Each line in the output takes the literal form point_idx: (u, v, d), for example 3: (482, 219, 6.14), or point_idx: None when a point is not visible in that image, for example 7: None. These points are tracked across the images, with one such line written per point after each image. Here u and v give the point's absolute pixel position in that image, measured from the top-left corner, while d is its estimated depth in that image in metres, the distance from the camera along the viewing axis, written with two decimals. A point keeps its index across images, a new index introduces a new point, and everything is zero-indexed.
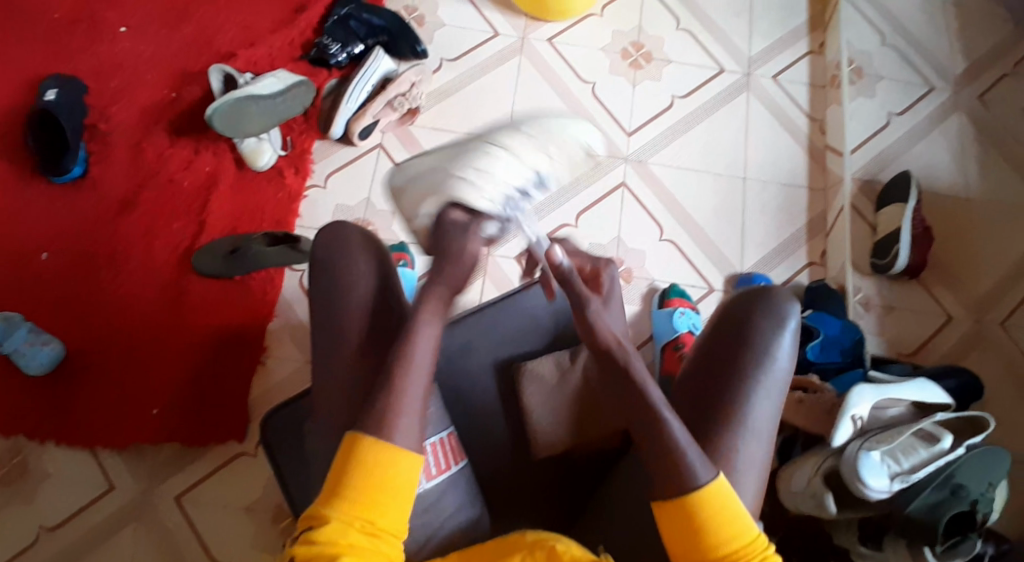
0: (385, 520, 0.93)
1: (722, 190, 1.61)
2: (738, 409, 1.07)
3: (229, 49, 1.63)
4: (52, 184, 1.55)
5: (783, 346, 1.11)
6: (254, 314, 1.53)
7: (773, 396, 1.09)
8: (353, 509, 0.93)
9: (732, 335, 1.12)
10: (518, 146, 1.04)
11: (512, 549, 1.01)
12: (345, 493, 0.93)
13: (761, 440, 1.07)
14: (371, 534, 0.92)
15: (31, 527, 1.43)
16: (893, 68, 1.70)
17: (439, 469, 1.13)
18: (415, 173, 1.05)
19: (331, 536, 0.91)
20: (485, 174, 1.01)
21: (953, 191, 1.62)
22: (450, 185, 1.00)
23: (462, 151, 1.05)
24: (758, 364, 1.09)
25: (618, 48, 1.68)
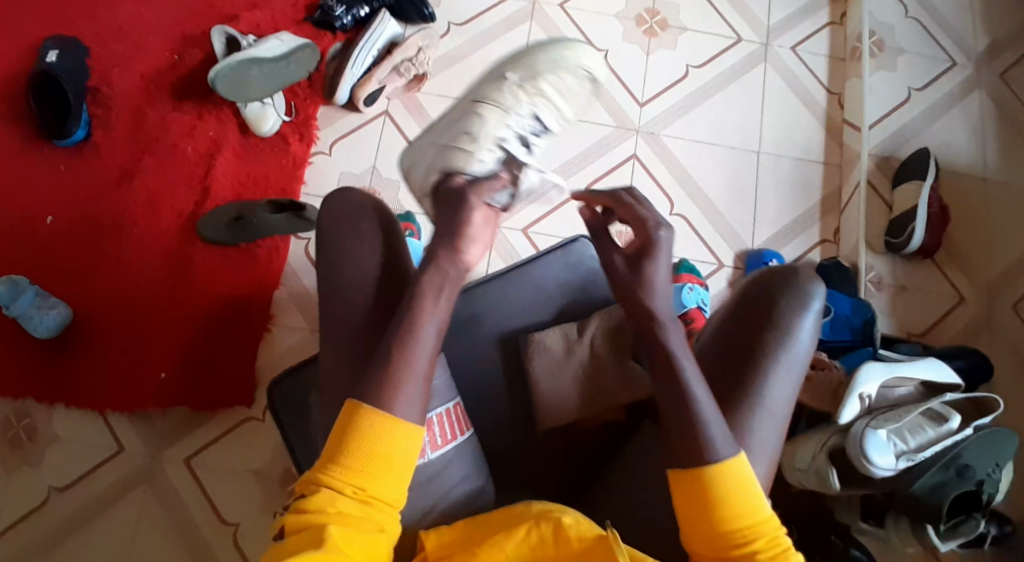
0: (378, 489, 0.92)
1: (735, 164, 1.58)
2: (757, 389, 1.07)
3: (233, 11, 1.59)
4: (54, 149, 1.53)
5: (806, 326, 1.10)
6: (259, 282, 1.53)
7: (792, 376, 1.09)
8: (349, 477, 0.92)
9: (755, 314, 1.11)
10: (500, 102, 1.13)
11: (516, 521, 0.98)
12: (342, 460, 0.92)
13: (775, 421, 1.07)
14: (363, 502, 0.91)
15: (41, 487, 1.44)
16: (914, 42, 1.64)
17: (445, 440, 1.12)
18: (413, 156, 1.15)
19: (324, 503, 0.91)
20: (474, 137, 1.10)
21: (972, 170, 1.58)
22: (446, 154, 1.09)
23: (450, 124, 1.13)
24: (779, 344, 1.09)
25: (632, 15, 1.63)
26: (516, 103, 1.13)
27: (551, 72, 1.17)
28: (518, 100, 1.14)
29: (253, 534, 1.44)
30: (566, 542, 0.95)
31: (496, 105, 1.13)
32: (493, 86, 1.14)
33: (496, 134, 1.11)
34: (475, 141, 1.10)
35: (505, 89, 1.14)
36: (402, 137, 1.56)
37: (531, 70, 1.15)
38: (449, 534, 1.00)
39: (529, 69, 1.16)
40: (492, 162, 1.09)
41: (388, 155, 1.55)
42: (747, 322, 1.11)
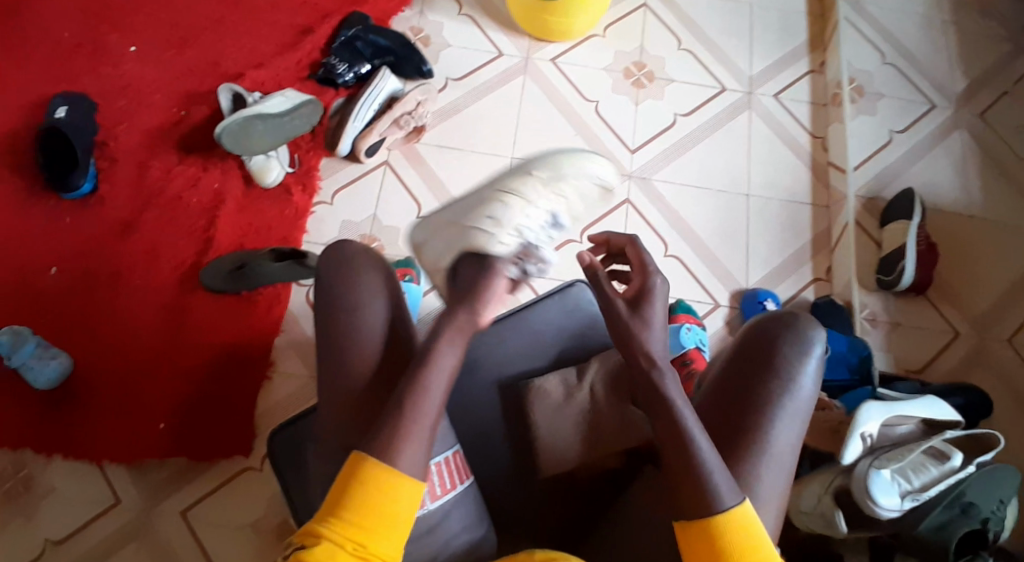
0: (378, 546, 0.94)
1: (726, 207, 1.62)
2: (760, 435, 1.09)
3: (239, 70, 1.66)
4: (61, 202, 1.56)
5: (807, 373, 1.12)
6: (259, 329, 1.54)
7: (796, 422, 1.11)
8: (346, 531, 0.93)
9: (754, 360, 1.13)
10: (528, 198, 1.10)
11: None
12: (341, 515, 0.94)
13: (781, 467, 1.10)
14: (364, 558, 0.93)
15: (36, 541, 1.41)
16: (893, 86, 1.72)
17: (444, 489, 1.11)
18: (424, 231, 1.15)
19: (324, 557, 0.92)
20: (498, 222, 1.08)
21: (957, 207, 1.62)
22: (466, 235, 1.08)
23: (473, 205, 1.10)
24: (783, 390, 1.11)
25: (620, 68, 1.70)
26: (542, 200, 1.11)
27: (573, 176, 1.16)
28: (541, 194, 1.12)
29: None
30: None
31: (523, 198, 1.10)
32: (529, 181, 1.13)
33: (520, 225, 1.08)
34: (498, 226, 1.08)
35: (531, 185, 1.12)
36: (402, 187, 1.60)
37: (557, 170, 1.13)
38: None
39: (555, 166, 1.14)
40: (513, 256, 1.11)
41: (387, 204, 1.59)
42: (746, 367, 1.13)
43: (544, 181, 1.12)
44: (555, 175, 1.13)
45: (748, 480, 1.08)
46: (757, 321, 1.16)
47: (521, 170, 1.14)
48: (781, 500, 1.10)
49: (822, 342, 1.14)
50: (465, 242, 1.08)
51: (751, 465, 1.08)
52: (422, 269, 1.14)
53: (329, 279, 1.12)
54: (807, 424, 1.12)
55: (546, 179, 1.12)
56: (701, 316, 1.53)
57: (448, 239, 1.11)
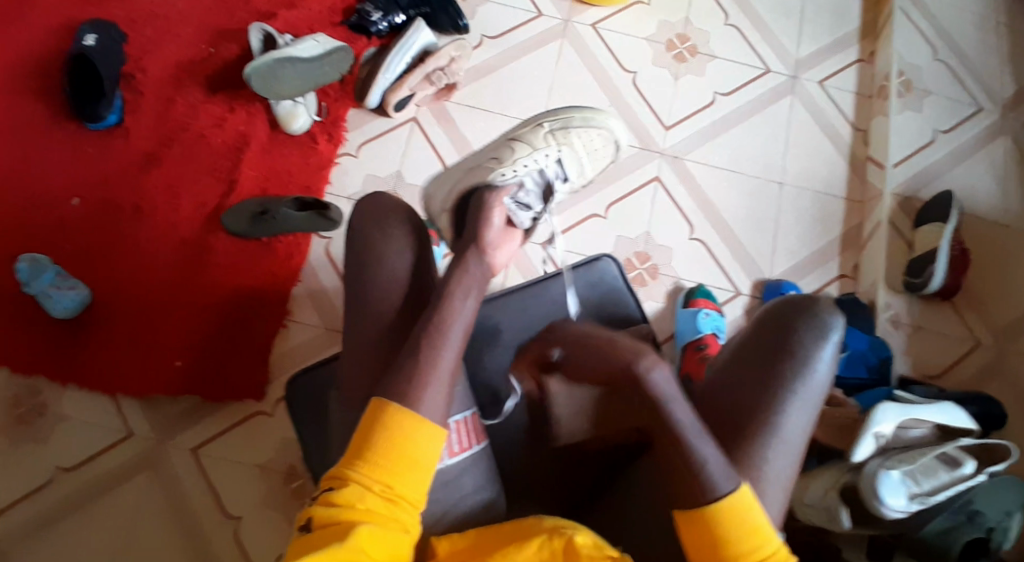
0: (402, 487, 0.97)
1: (757, 192, 1.58)
2: (772, 415, 1.09)
3: (271, 9, 1.62)
4: (84, 131, 1.54)
5: (823, 358, 1.11)
6: (277, 276, 1.52)
7: (808, 407, 1.10)
8: (373, 474, 0.97)
9: (772, 338, 1.13)
10: (532, 142, 1.23)
11: (528, 533, 1.02)
12: (368, 458, 0.97)
13: (788, 450, 1.09)
14: (389, 500, 0.96)
15: (45, 467, 1.43)
16: (942, 84, 1.66)
17: (460, 447, 1.11)
18: (440, 176, 1.26)
19: (352, 499, 0.95)
20: (501, 161, 1.20)
21: (995, 215, 1.58)
22: (469, 174, 1.21)
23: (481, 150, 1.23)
24: (796, 375, 1.10)
25: (662, 40, 1.65)
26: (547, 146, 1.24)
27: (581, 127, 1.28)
28: (547, 144, 1.24)
29: (258, 526, 1.43)
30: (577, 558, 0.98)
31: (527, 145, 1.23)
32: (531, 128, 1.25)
33: (526, 162, 1.21)
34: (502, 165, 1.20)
35: (540, 135, 1.25)
36: (428, 145, 1.57)
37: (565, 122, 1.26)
38: (460, 542, 1.03)
39: (563, 120, 1.27)
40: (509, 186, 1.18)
41: (414, 161, 1.57)
42: (762, 343, 1.13)
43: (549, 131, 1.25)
44: (566, 126, 1.27)
45: (761, 474, 1.08)
46: (779, 300, 1.15)
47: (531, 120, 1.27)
48: (788, 485, 1.10)
49: (840, 327, 1.13)
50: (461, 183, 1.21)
51: (761, 450, 1.08)
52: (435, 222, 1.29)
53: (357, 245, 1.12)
54: (818, 411, 1.11)
55: (554, 131, 1.26)
56: (720, 303, 1.51)
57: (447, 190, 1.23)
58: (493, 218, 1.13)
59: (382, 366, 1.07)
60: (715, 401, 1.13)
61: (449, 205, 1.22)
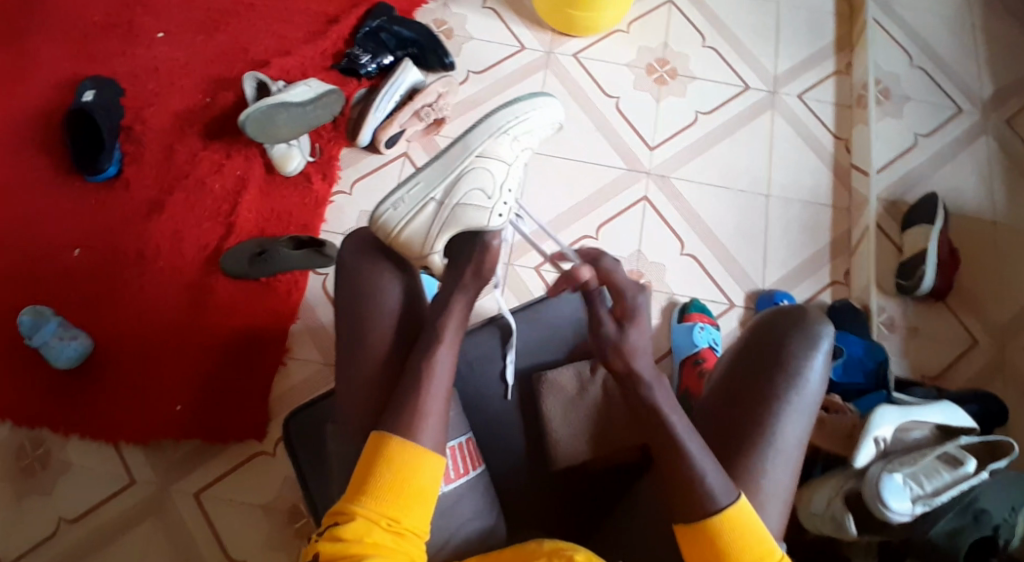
0: (408, 519, 0.99)
1: (745, 206, 1.61)
2: (767, 428, 1.11)
3: (264, 58, 1.68)
4: (87, 184, 1.59)
5: (814, 368, 1.13)
6: (277, 316, 1.55)
7: (802, 417, 1.12)
8: (379, 508, 0.99)
9: (764, 353, 1.14)
10: (502, 155, 1.22)
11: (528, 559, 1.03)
12: (372, 492, 0.99)
13: (787, 461, 1.11)
14: (397, 532, 0.98)
15: (50, 518, 1.45)
16: (920, 89, 1.69)
17: (457, 473, 1.14)
18: (411, 212, 1.19)
19: (359, 532, 0.97)
20: (486, 193, 1.20)
21: (981, 214, 1.60)
22: (458, 214, 1.19)
23: (456, 180, 1.21)
24: (789, 387, 1.12)
25: (643, 64, 1.70)
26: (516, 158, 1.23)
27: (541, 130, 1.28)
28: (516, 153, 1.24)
29: None
30: None
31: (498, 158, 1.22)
32: (500, 141, 1.22)
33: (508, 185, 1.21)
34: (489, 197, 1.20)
35: (505, 144, 1.23)
36: None
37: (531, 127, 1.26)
38: None
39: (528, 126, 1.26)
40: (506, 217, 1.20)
41: None
42: (755, 358, 1.15)
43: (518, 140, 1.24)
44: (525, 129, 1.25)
45: (757, 475, 1.10)
46: (769, 314, 1.16)
47: (493, 129, 1.23)
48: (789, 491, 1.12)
49: (829, 337, 1.15)
50: (454, 222, 1.19)
51: (760, 463, 1.10)
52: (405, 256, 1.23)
53: (348, 266, 1.14)
54: (813, 420, 1.13)
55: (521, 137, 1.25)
56: (715, 316, 1.53)
57: (431, 228, 1.19)
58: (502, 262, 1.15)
59: (381, 386, 1.10)
60: (712, 419, 1.15)
61: (440, 246, 1.19)
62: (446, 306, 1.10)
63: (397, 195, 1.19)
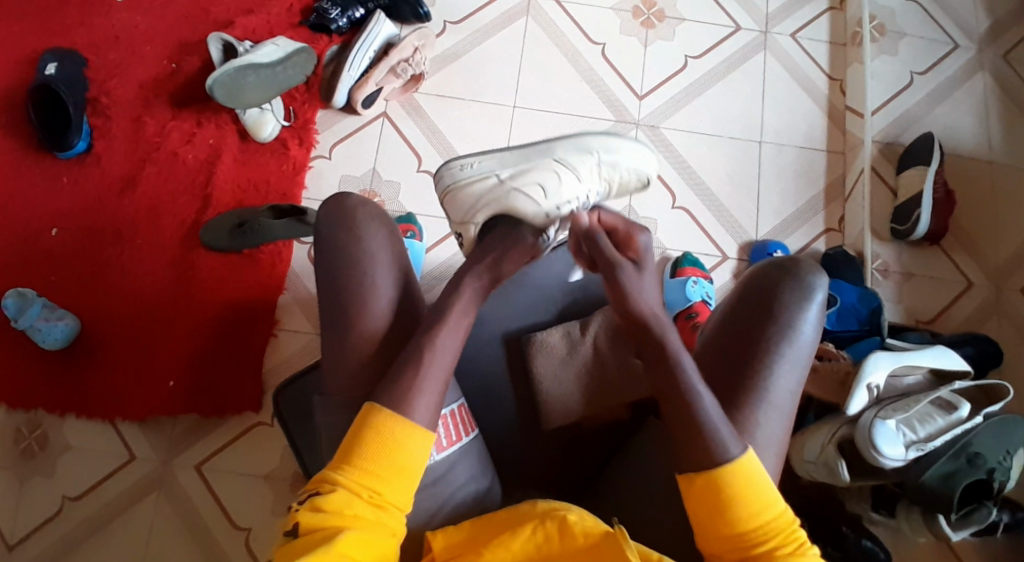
0: (390, 493, 0.97)
1: (737, 154, 1.56)
2: (762, 384, 1.09)
3: (229, 17, 1.60)
4: (57, 162, 1.54)
5: (808, 319, 1.11)
6: (263, 288, 1.53)
7: (796, 369, 1.10)
8: (361, 479, 0.97)
9: (756, 307, 1.12)
10: (576, 170, 1.15)
11: (519, 522, 1.02)
12: (354, 463, 0.97)
13: (781, 414, 1.10)
14: (376, 505, 0.96)
15: (54, 498, 1.45)
16: (915, 24, 1.63)
17: (450, 441, 1.13)
18: (472, 178, 1.14)
19: (339, 504, 0.95)
20: (547, 193, 1.13)
21: (977, 153, 1.56)
22: (510, 199, 1.12)
23: (524, 169, 1.14)
24: (782, 340, 1.10)
25: (628, 7, 1.62)
26: (590, 179, 1.16)
27: (629, 167, 1.19)
28: (591, 175, 1.17)
29: (265, 536, 1.45)
30: (572, 537, 1.00)
31: (571, 171, 1.15)
32: (584, 158, 1.16)
33: (569, 198, 1.14)
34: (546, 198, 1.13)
35: (588, 163, 1.16)
36: (401, 139, 1.56)
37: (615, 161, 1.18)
38: (455, 535, 1.04)
39: (616, 156, 1.18)
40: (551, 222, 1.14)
41: (388, 156, 1.55)
42: (746, 313, 1.13)
43: (598, 164, 1.18)
44: (610, 160, 1.19)
45: (759, 438, 1.08)
46: (759, 268, 1.14)
47: (582, 146, 1.17)
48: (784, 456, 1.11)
49: (823, 287, 1.13)
50: (499, 204, 1.13)
51: (763, 428, 1.08)
52: (449, 219, 1.19)
53: (327, 241, 1.12)
54: (807, 370, 1.11)
55: (602, 163, 1.18)
56: (708, 270, 1.51)
57: (480, 199, 1.14)
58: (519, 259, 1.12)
59: (370, 373, 1.08)
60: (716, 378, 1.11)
61: (479, 218, 1.14)
62: (443, 308, 1.06)
63: (468, 158, 1.16)
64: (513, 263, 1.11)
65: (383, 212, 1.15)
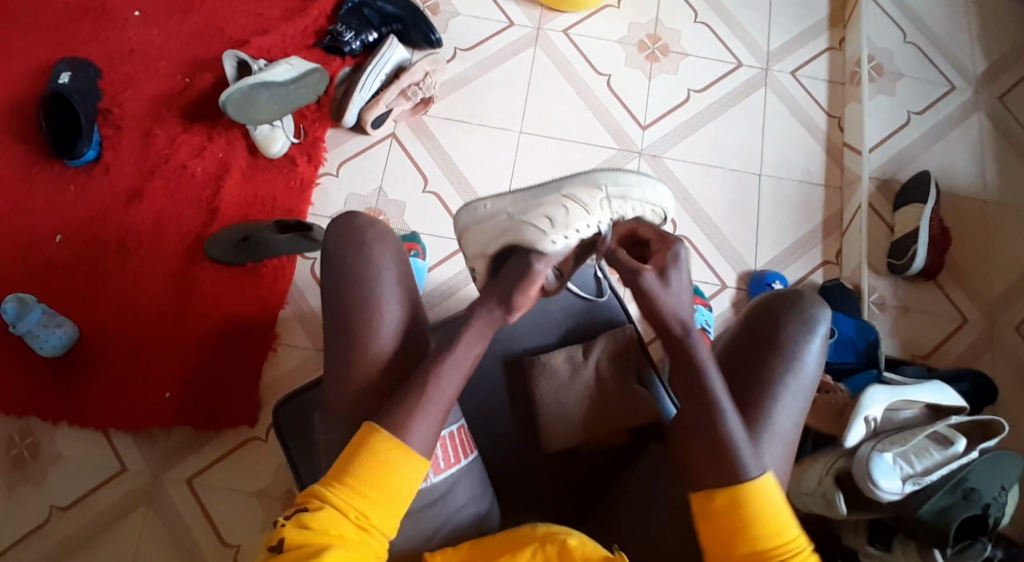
0: (376, 516, 0.97)
1: (737, 186, 1.60)
2: (763, 411, 1.10)
3: (244, 37, 1.64)
4: (66, 170, 1.55)
5: (811, 350, 1.12)
6: (264, 303, 1.53)
7: (798, 400, 1.11)
8: (351, 499, 0.96)
9: (760, 336, 1.13)
10: (587, 204, 1.13)
11: (519, 544, 1.02)
12: (345, 481, 0.97)
13: (781, 440, 1.10)
14: (361, 527, 0.96)
15: (42, 507, 1.43)
16: (914, 64, 1.68)
17: (448, 463, 1.11)
18: (486, 216, 1.16)
19: (325, 523, 0.94)
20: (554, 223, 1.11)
21: (972, 191, 1.60)
22: (519, 230, 1.12)
23: (534, 202, 1.13)
24: (785, 369, 1.11)
25: (634, 41, 1.67)
26: (603, 214, 1.13)
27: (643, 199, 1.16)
28: (603, 210, 1.14)
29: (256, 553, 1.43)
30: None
31: (581, 205, 1.13)
32: (593, 193, 1.13)
33: (579, 227, 1.11)
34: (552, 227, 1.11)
35: (596, 198, 1.14)
36: (408, 160, 1.58)
37: (626, 188, 1.15)
38: (454, 555, 1.03)
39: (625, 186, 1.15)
40: (562, 248, 1.10)
41: (394, 176, 1.57)
42: (750, 341, 1.14)
43: (608, 199, 1.14)
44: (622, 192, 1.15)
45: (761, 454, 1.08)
46: (762, 297, 1.15)
47: (591, 179, 1.15)
48: (782, 471, 1.11)
49: (826, 320, 1.13)
50: (510, 235, 1.12)
51: (761, 440, 1.09)
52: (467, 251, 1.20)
53: (333, 252, 1.12)
54: (809, 402, 1.12)
55: (612, 196, 1.15)
56: (707, 298, 1.52)
57: (493, 233, 1.15)
58: (531, 289, 1.09)
59: (376, 375, 1.09)
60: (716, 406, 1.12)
61: (492, 249, 1.14)
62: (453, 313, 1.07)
63: (482, 201, 1.18)
64: (524, 294, 1.09)
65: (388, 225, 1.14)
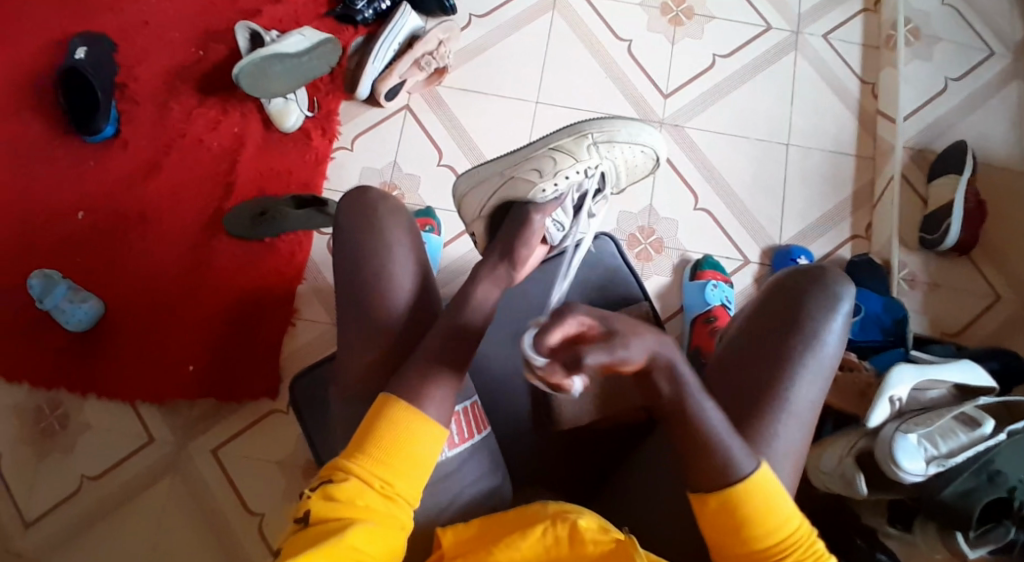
0: (402, 485, 0.95)
1: (763, 156, 1.54)
2: (781, 390, 1.05)
3: (256, 6, 1.61)
4: (85, 146, 1.57)
5: (833, 331, 1.07)
6: (282, 275, 1.55)
7: (818, 380, 1.06)
8: (375, 469, 0.94)
9: (781, 315, 1.08)
10: (573, 152, 1.21)
11: (531, 522, 0.98)
12: (367, 451, 0.95)
13: (800, 423, 1.05)
14: (388, 496, 0.94)
15: (73, 476, 1.47)
16: (952, 28, 1.60)
17: (461, 438, 1.09)
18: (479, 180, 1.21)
19: (351, 494, 0.93)
20: (543, 173, 1.17)
21: (1009, 162, 1.52)
22: (510, 185, 1.17)
23: (523, 159, 1.20)
24: (805, 348, 1.06)
25: (657, 4, 1.61)
26: (590, 159, 1.21)
27: (626, 143, 1.26)
28: (589, 155, 1.21)
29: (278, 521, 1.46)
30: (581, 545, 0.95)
31: (568, 154, 1.21)
32: (578, 143, 1.21)
33: (567, 174, 1.18)
34: (542, 177, 1.17)
35: (583, 145, 1.22)
36: (422, 131, 1.56)
37: (611, 134, 1.24)
38: (464, 531, 1.00)
39: (608, 133, 1.24)
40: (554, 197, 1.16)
41: (408, 149, 1.55)
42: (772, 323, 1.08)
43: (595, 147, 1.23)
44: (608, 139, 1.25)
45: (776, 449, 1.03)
46: (785, 273, 1.10)
47: (577, 131, 1.24)
48: (800, 460, 1.06)
49: (850, 299, 1.08)
50: (501, 192, 1.17)
51: (775, 435, 1.04)
52: (464, 219, 1.25)
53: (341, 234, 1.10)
54: (830, 383, 1.07)
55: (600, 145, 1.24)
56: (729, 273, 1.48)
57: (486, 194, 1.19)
58: (531, 238, 1.13)
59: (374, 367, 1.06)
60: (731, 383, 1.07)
61: (487, 210, 1.19)
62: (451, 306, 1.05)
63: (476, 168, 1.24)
64: (525, 246, 1.11)
65: (401, 207, 1.12)
